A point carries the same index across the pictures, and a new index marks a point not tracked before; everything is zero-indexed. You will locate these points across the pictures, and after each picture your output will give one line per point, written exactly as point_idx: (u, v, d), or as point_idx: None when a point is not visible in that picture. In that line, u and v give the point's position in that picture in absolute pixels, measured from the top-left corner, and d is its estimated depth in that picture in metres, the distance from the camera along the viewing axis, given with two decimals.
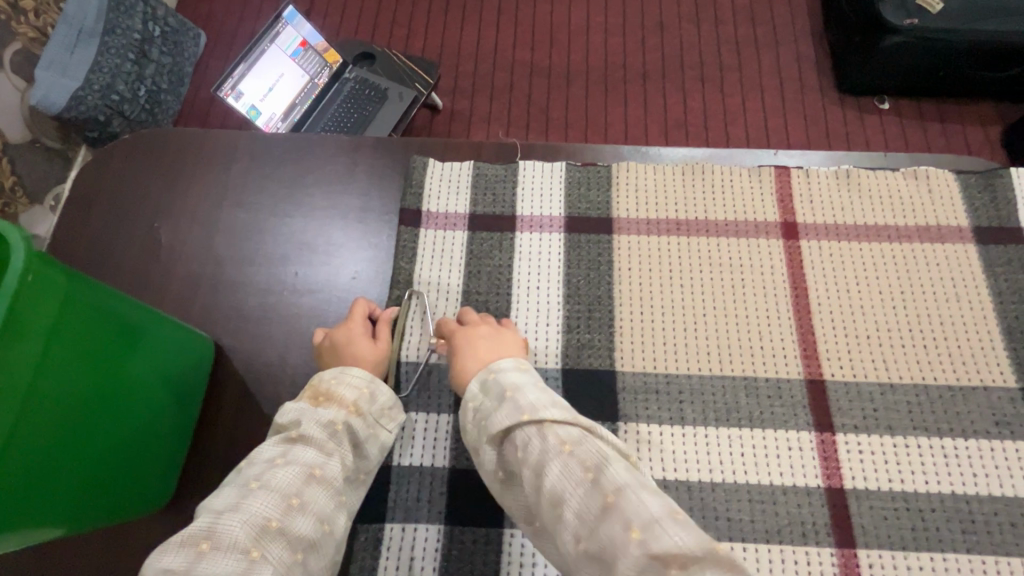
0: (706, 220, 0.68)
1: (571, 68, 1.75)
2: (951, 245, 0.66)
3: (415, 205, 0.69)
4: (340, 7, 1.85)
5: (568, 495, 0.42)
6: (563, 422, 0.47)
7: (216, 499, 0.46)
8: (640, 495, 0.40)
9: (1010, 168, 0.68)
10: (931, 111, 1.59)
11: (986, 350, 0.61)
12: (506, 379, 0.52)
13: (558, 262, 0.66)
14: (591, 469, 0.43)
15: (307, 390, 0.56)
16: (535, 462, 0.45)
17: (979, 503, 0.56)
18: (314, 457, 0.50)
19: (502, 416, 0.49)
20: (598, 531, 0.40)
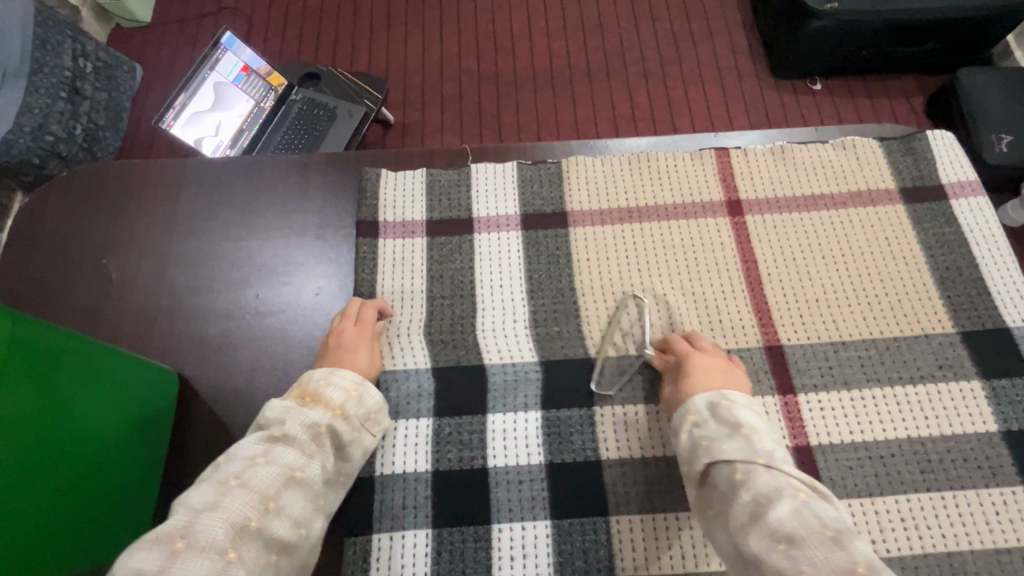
0: (656, 205, 0.70)
1: (517, 74, 1.78)
2: (881, 206, 0.70)
3: (371, 216, 0.70)
4: (279, 30, 1.83)
5: (798, 534, 0.42)
6: (787, 475, 0.46)
7: (193, 494, 0.45)
8: (859, 545, 0.41)
9: (926, 132, 0.74)
10: (859, 88, 1.68)
11: (923, 301, 0.66)
12: (738, 412, 0.51)
13: (519, 259, 0.68)
14: (830, 533, 0.42)
15: (295, 389, 0.55)
16: (758, 495, 0.45)
17: (933, 443, 0.60)
18: (294, 459, 0.49)
19: (732, 446, 0.49)
20: (824, 570, 0.40)
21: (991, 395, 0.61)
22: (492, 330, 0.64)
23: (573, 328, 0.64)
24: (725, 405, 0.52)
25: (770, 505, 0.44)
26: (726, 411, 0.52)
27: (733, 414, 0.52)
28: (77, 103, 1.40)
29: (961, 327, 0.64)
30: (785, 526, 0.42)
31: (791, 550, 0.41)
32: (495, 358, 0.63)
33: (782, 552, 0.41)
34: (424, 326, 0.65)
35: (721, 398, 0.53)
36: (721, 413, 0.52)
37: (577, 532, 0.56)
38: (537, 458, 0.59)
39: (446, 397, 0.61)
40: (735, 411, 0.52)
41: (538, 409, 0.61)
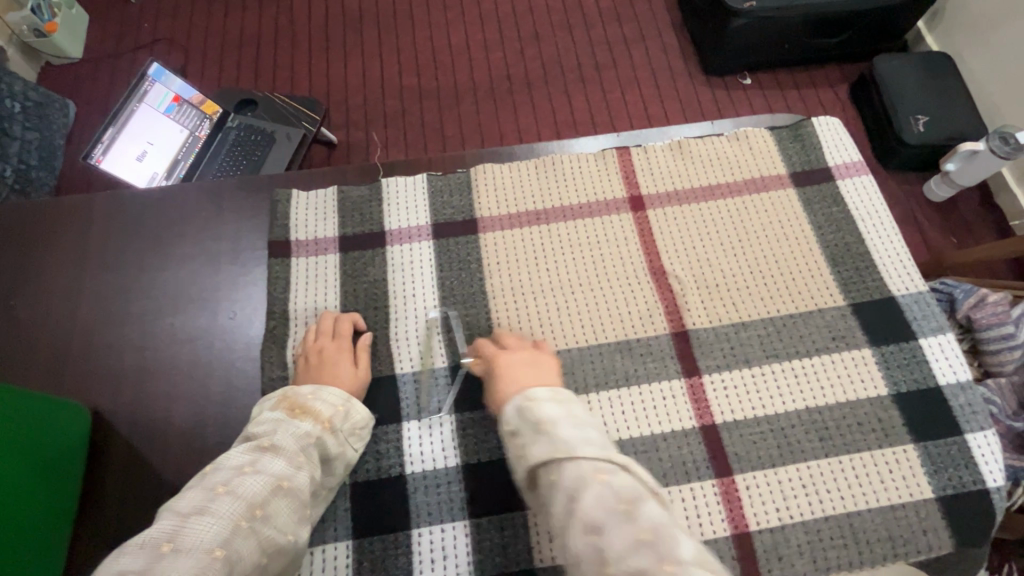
0: (562, 207, 0.73)
1: (457, 87, 1.81)
2: (774, 191, 0.74)
3: (284, 236, 0.71)
4: (216, 58, 1.83)
5: (603, 522, 0.41)
6: (585, 464, 0.44)
7: (179, 501, 0.45)
8: (650, 510, 0.41)
9: (812, 118, 0.79)
10: (784, 80, 1.76)
11: (816, 277, 0.70)
12: (540, 410, 0.50)
13: (431, 267, 0.69)
14: (626, 513, 0.41)
15: (282, 400, 0.57)
16: (569, 488, 0.44)
17: (830, 411, 0.63)
18: (283, 468, 0.50)
19: (538, 448, 0.47)
20: (623, 558, 0.39)
21: (881, 360, 0.65)
22: (406, 339, 0.66)
23: (486, 330, 0.66)
24: (529, 405, 0.51)
25: (580, 493, 0.43)
26: (530, 411, 0.50)
27: (538, 412, 0.50)
28: (6, 145, 1.39)
29: (851, 300, 0.68)
30: (592, 519, 0.41)
31: (596, 539, 0.40)
32: (410, 366, 0.64)
33: (589, 542, 0.40)
34: None
35: (526, 400, 0.51)
36: (526, 414, 0.50)
37: (495, 529, 0.57)
38: (454, 460, 0.60)
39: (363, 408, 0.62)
40: (537, 409, 0.50)
41: (453, 413, 0.62)
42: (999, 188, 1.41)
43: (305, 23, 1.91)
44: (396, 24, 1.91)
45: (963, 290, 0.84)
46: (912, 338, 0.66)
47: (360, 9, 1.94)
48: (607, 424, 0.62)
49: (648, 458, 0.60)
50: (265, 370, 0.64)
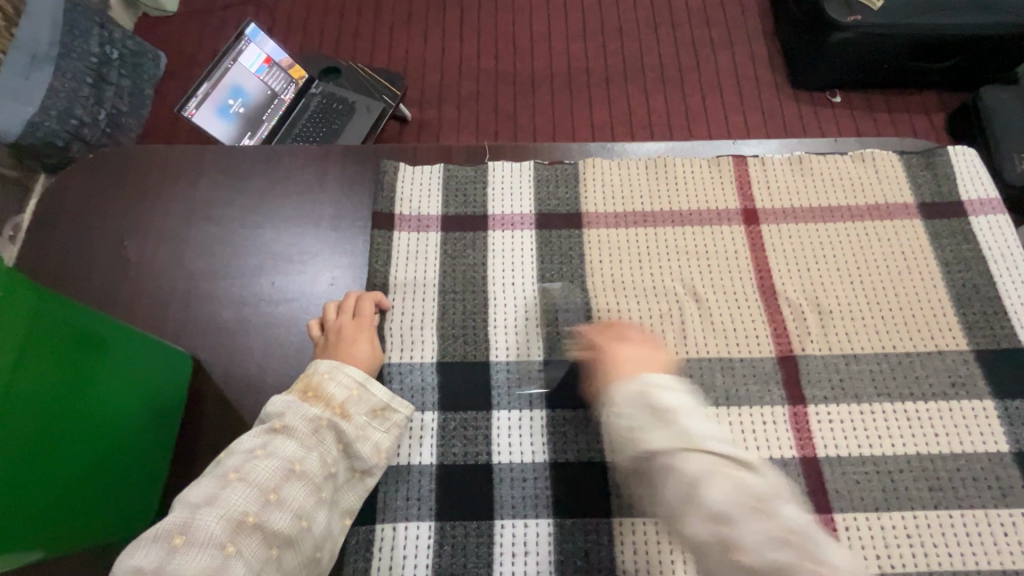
0: (671, 211, 0.71)
1: (536, 75, 1.79)
2: (898, 220, 0.70)
3: (387, 208, 0.70)
4: (302, 24, 1.85)
5: (732, 515, 0.42)
6: (710, 453, 0.44)
7: (193, 490, 0.48)
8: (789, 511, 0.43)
9: (947, 147, 0.73)
10: (879, 102, 1.67)
11: (940, 317, 0.65)
12: (663, 396, 0.47)
13: (531, 257, 0.68)
14: (761, 504, 0.42)
15: (299, 382, 0.57)
16: (688, 483, 0.43)
17: (943, 461, 0.59)
18: (293, 451, 0.51)
19: (659, 437, 0.45)
20: (760, 550, 0.41)
21: (1004, 415, 0.61)
22: (502, 327, 0.65)
23: (586, 328, 0.65)
24: (650, 392, 0.48)
25: (702, 485, 0.43)
26: (655, 399, 0.47)
27: (659, 399, 0.47)
28: (102, 89, 1.42)
29: (975, 345, 0.64)
30: (722, 511, 0.42)
31: (725, 532, 0.41)
32: (505, 355, 0.64)
33: (714, 529, 0.42)
34: (436, 321, 0.65)
35: (646, 386, 0.48)
36: (648, 401, 0.47)
37: (579, 533, 0.56)
38: (541, 456, 0.59)
39: (454, 392, 0.62)
40: (663, 396, 0.47)
41: (544, 408, 0.61)
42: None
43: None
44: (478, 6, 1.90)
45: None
46: None
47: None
48: None
49: None
50: None
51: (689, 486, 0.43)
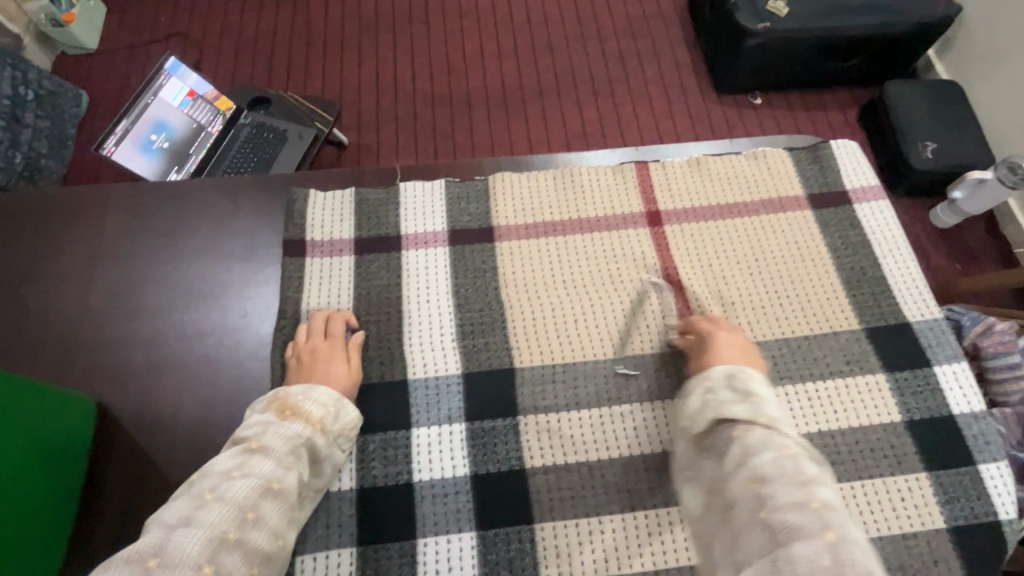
0: (578, 218, 0.73)
1: (471, 94, 1.82)
2: (790, 212, 0.74)
3: (299, 235, 0.70)
4: (232, 56, 1.84)
5: (770, 478, 0.46)
6: (781, 436, 0.50)
7: (167, 512, 0.46)
8: (825, 493, 0.45)
9: (831, 141, 0.79)
10: (796, 102, 1.76)
11: (833, 300, 0.70)
12: (752, 382, 0.56)
13: (444, 273, 0.69)
14: (798, 480, 0.46)
15: (273, 402, 0.56)
16: (746, 446, 0.50)
17: (843, 436, 0.62)
18: (271, 470, 0.50)
19: (736, 407, 0.53)
20: (783, 510, 0.44)
21: (894, 387, 0.65)
22: (419, 344, 0.65)
23: (500, 339, 0.66)
24: (742, 376, 0.56)
25: (755, 453, 0.49)
26: (740, 380, 0.56)
27: (747, 383, 0.56)
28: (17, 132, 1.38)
29: (866, 324, 0.68)
30: (762, 473, 0.47)
31: (759, 488, 0.46)
32: (422, 371, 0.64)
33: (751, 489, 0.47)
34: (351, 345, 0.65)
35: (737, 369, 0.57)
36: (736, 382, 0.56)
37: (501, 544, 0.57)
38: (462, 469, 0.60)
39: (373, 413, 0.62)
40: (749, 381, 0.56)
41: (464, 421, 0.62)
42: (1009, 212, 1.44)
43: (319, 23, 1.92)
44: (411, 30, 1.93)
45: (970, 319, 0.90)
46: (926, 365, 0.66)
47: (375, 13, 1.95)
48: (618, 440, 0.61)
49: (659, 476, 0.60)
50: (276, 370, 0.64)
51: (734, 442, 0.51)
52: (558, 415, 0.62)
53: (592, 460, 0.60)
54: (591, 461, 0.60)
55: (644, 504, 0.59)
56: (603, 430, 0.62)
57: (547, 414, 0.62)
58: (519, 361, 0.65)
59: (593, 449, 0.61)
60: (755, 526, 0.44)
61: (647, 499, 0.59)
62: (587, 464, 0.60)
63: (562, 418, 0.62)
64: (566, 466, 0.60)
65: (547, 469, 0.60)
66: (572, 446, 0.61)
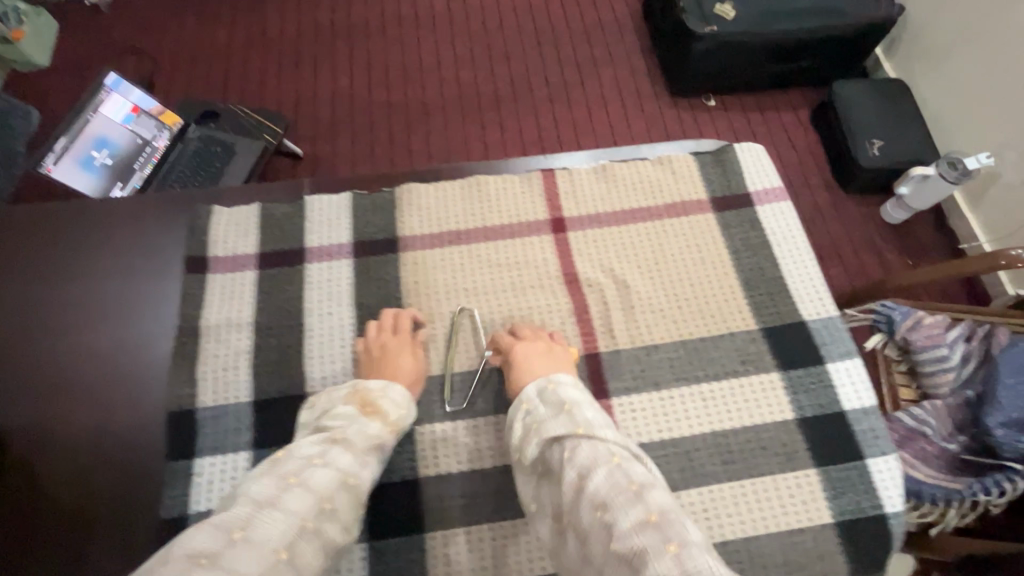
0: (484, 227, 0.74)
1: (426, 103, 1.83)
2: (693, 216, 0.76)
3: (201, 251, 0.70)
4: (185, 73, 1.83)
5: (609, 500, 0.46)
6: (606, 445, 0.51)
7: (251, 489, 0.47)
8: (657, 497, 0.46)
9: (735, 145, 0.80)
10: (749, 103, 1.75)
11: (731, 301, 0.71)
12: (564, 393, 0.57)
13: (347, 285, 0.70)
14: (633, 493, 0.46)
15: (353, 394, 0.59)
16: (580, 467, 0.50)
17: (735, 436, 0.63)
18: (348, 464, 0.51)
19: (557, 424, 0.54)
20: (629, 535, 0.44)
21: (788, 385, 0.66)
22: (318, 357, 0.66)
23: None
24: (551, 389, 0.58)
25: (590, 473, 0.49)
26: (552, 394, 0.58)
27: (559, 395, 0.57)
28: None
29: (762, 324, 0.70)
30: (601, 495, 0.47)
31: (602, 514, 0.46)
32: (321, 384, 0.64)
33: (597, 517, 0.46)
34: (250, 359, 0.65)
35: (549, 383, 0.59)
36: (547, 396, 0.58)
37: (391, 553, 0.57)
38: None
39: (268, 426, 0.61)
40: (560, 392, 0.58)
41: None
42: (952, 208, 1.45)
43: (274, 36, 1.92)
44: (366, 41, 1.93)
45: (902, 314, 0.96)
46: (820, 362, 0.67)
47: (330, 25, 1.95)
48: None
49: None
50: (172, 387, 0.63)
51: (567, 465, 0.51)
52: (454, 424, 0.63)
53: (486, 467, 0.61)
54: (485, 468, 0.61)
55: None
56: (499, 436, 0.62)
57: (444, 423, 0.63)
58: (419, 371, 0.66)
59: (488, 456, 0.61)
60: (613, 560, 0.44)
61: None
62: (481, 471, 0.61)
63: (459, 426, 0.63)
64: (460, 473, 0.61)
65: (441, 477, 0.60)
66: (467, 454, 0.62)
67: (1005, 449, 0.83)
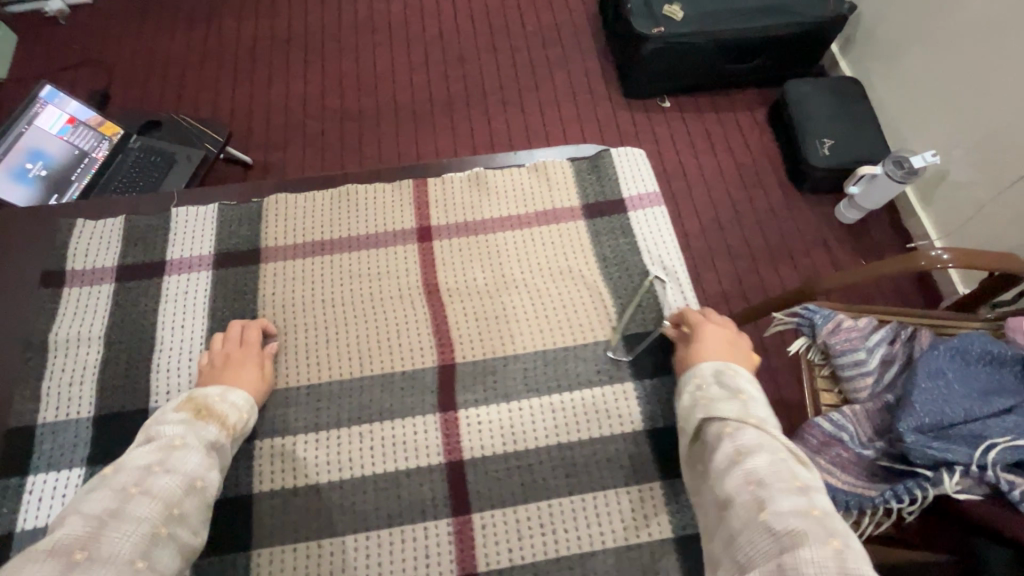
0: (349, 237, 0.73)
1: (342, 93, 1.51)
2: (563, 223, 0.75)
3: (59, 266, 0.70)
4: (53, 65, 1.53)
5: (771, 480, 0.46)
6: (776, 440, 0.50)
7: (89, 503, 0.44)
8: (821, 498, 0.45)
9: (612, 150, 0.79)
10: (704, 103, 1.44)
11: (596, 309, 0.70)
12: (739, 380, 0.56)
13: (203, 298, 0.69)
14: (799, 486, 0.45)
15: (186, 402, 0.56)
16: (742, 446, 0.49)
17: (581, 447, 0.62)
18: (194, 467, 0.50)
19: (731, 407, 0.53)
20: (784, 513, 0.43)
21: (642, 395, 0.65)
22: (166, 371, 0.65)
23: None
24: (730, 373, 0.57)
25: (750, 454, 0.48)
26: (729, 377, 0.57)
27: (735, 380, 0.57)
28: None
29: (625, 332, 0.68)
30: (760, 476, 0.46)
31: (758, 490, 0.46)
32: (165, 399, 0.64)
33: (750, 490, 0.46)
34: (96, 374, 0.65)
35: (724, 368, 0.58)
36: (725, 379, 0.57)
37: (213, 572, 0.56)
38: None
39: (105, 442, 0.61)
40: (736, 378, 0.57)
41: None
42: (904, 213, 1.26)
43: (157, 13, 1.61)
44: (259, 22, 1.61)
45: (822, 315, 0.77)
46: (677, 371, 0.66)
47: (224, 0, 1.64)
48: (353, 461, 0.61)
49: (387, 495, 0.60)
50: (14, 402, 0.63)
51: (726, 440, 0.51)
52: (295, 439, 0.62)
53: (322, 483, 0.60)
54: (321, 484, 0.60)
55: (368, 526, 0.58)
56: (340, 451, 0.61)
57: (284, 438, 0.62)
58: None
59: (326, 471, 0.60)
60: (756, 528, 0.43)
61: (372, 521, 0.59)
62: (316, 487, 0.60)
63: (299, 441, 0.62)
64: (295, 489, 0.60)
65: (275, 493, 0.60)
66: (305, 470, 0.60)
67: (917, 457, 0.66)
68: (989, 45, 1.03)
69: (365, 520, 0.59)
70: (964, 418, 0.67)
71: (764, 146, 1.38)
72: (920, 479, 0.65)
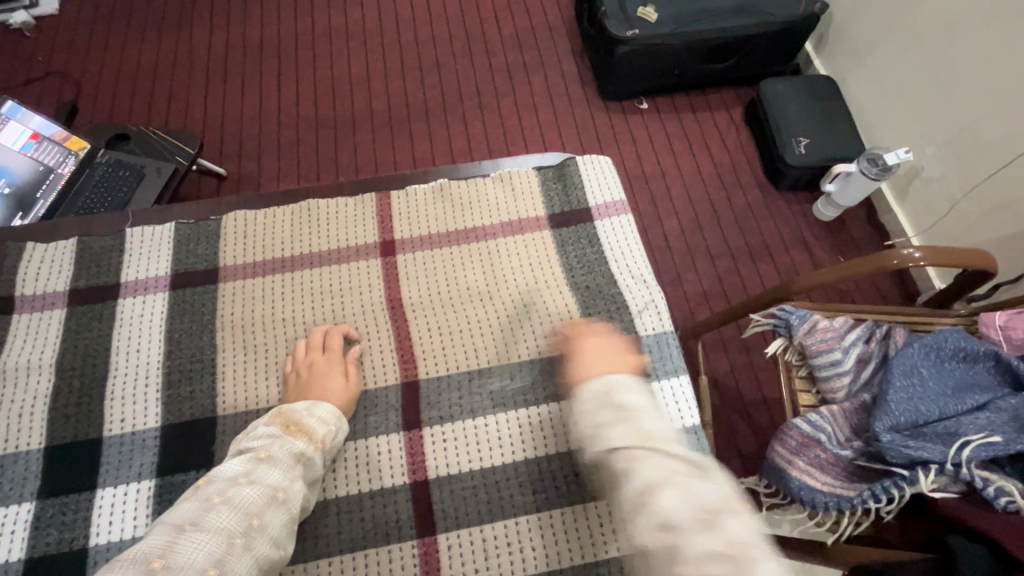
0: (310, 253, 0.72)
1: (320, 102, 1.48)
2: (529, 233, 0.74)
3: (9, 291, 0.68)
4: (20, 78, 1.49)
5: (681, 522, 0.41)
6: (675, 459, 0.45)
7: (177, 512, 0.47)
8: (734, 525, 0.41)
9: (577, 158, 0.78)
10: (683, 103, 1.44)
11: (565, 320, 0.68)
12: (621, 395, 0.50)
13: (159, 320, 0.67)
14: (707, 518, 0.41)
15: (277, 416, 0.57)
16: (646, 481, 0.44)
17: (548, 462, 0.61)
18: (277, 480, 0.51)
19: (619, 432, 0.47)
20: (699, 562, 0.39)
21: None
22: (121, 398, 0.63)
23: (207, 387, 0.64)
24: (609, 391, 0.51)
25: (655, 492, 0.43)
26: (614, 396, 0.51)
27: (618, 397, 0.51)
28: None
29: None
30: (668, 518, 0.41)
31: (668, 535, 0.41)
32: (119, 427, 0.62)
33: (664, 540, 0.41)
34: (47, 404, 0.63)
35: (608, 384, 0.52)
36: (607, 398, 0.51)
37: None
38: (144, 528, 0.57)
39: (56, 475, 0.59)
40: (621, 395, 0.50)
41: (154, 476, 0.59)
42: (882, 209, 1.26)
43: (125, 23, 1.58)
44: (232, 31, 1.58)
45: (799, 315, 0.76)
46: (645, 382, 0.65)
47: (195, 9, 1.61)
48: None
49: (349, 519, 0.58)
50: None
51: (627, 477, 0.45)
52: None
53: None
54: None
55: (330, 552, 0.57)
56: None
57: None
58: (225, 408, 0.63)
59: None
60: None
61: (334, 547, 0.57)
62: None
63: None
64: None
65: None
66: None
67: (893, 456, 0.64)
68: (962, 39, 1.02)
69: (328, 546, 0.57)
70: (939, 416, 0.65)
71: (741, 146, 1.37)
72: (897, 479, 0.64)
